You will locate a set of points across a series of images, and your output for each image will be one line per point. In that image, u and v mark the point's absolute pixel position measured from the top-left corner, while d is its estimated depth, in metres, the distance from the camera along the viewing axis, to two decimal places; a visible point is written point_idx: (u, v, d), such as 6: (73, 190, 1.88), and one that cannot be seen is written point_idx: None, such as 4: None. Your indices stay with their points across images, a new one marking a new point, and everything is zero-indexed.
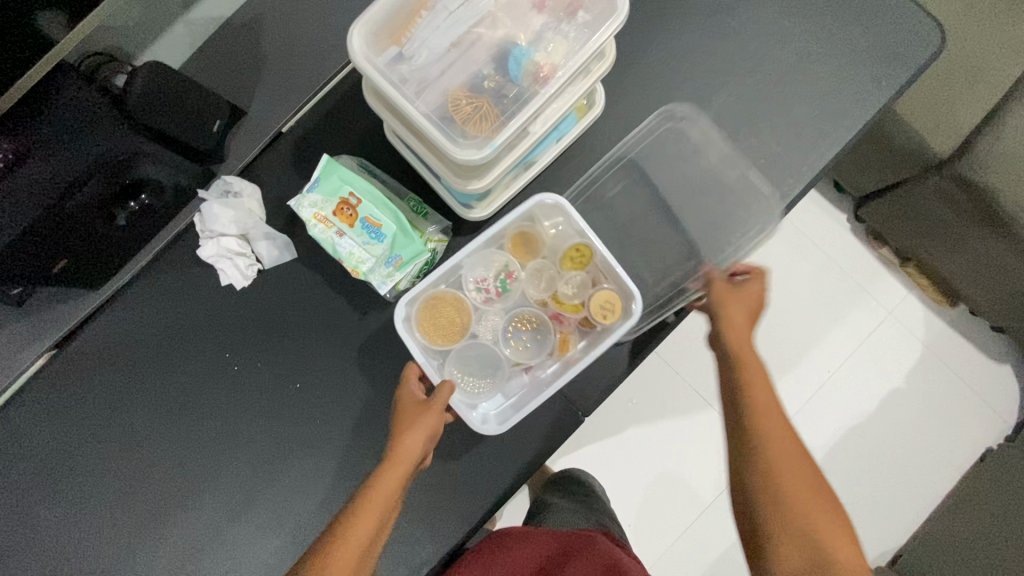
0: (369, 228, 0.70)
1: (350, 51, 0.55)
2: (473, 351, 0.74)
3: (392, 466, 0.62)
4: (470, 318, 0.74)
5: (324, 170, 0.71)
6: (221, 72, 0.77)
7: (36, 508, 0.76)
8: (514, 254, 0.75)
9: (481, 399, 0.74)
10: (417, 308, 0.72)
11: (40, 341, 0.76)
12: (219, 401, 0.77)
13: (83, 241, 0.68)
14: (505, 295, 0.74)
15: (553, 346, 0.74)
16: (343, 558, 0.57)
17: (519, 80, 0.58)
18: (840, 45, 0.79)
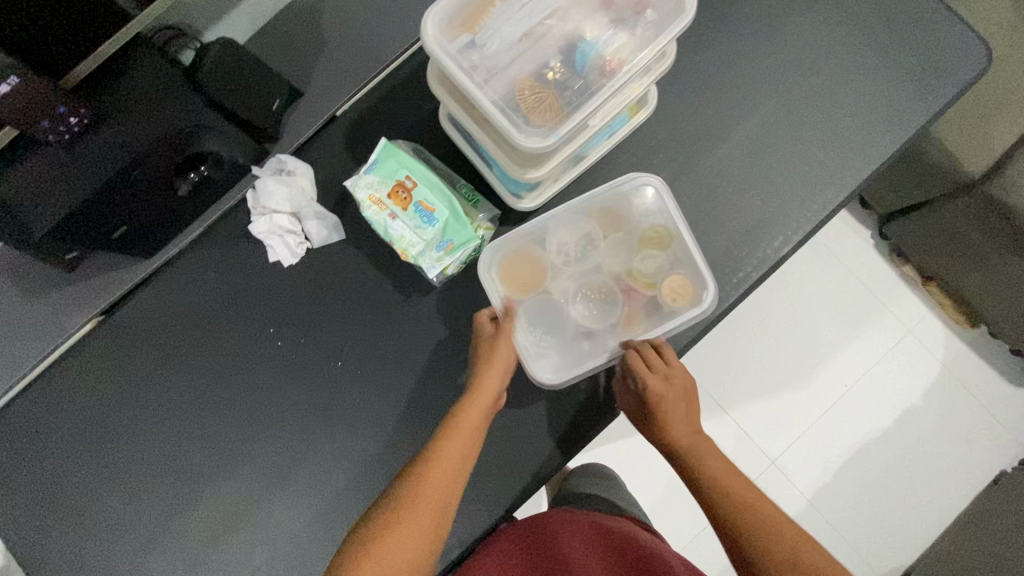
0: (423, 212, 0.73)
1: (425, 36, 0.57)
2: (541, 309, 0.76)
3: (475, 398, 0.67)
4: (546, 276, 0.76)
5: (382, 153, 0.74)
6: (280, 52, 0.79)
7: (75, 469, 0.77)
8: (599, 225, 0.77)
9: (541, 353, 0.75)
10: (500, 257, 0.75)
11: (88, 306, 0.78)
12: (260, 375, 0.78)
13: (141, 209, 0.70)
14: (584, 261, 0.77)
15: (618, 318, 0.76)
16: (435, 481, 0.63)
17: (584, 74, 0.59)
18: (888, 59, 0.81)
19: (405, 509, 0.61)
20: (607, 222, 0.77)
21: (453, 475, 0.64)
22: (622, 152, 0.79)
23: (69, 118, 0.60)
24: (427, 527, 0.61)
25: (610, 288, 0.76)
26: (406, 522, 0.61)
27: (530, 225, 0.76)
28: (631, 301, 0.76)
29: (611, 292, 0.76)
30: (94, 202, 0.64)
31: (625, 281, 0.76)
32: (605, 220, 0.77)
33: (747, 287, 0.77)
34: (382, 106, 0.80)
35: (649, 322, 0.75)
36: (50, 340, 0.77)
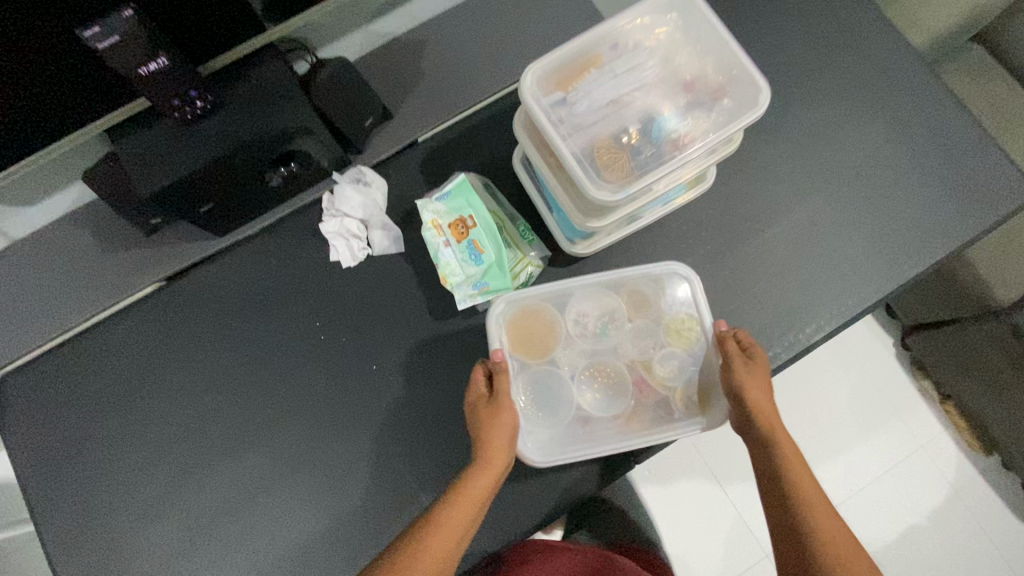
0: (473, 252, 0.78)
1: (524, 86, 0.64)
2: (546, 379, 0.76)
3: (481, 470, 0.66)
4: (559, 344, 0.78)
5: (457, 186, 0.79)
6: (379, 78, 0.87)
7: (103, 421, 0.80)
8: (625, 305, 0.80)
9: (536, 421, 0.75)
10: (519, 314, 0.77)
11: (153, 271, 0.83)
12: (297, 363, 0.82)
13: (232, 189, 0.75)
14: (601, 338, 0.78)
15: (621, 405, 0.76)
16: (432, 554, 0.60)
17: (659, 143, 0.65)
18: (935, 180, 0.86)
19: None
20: (634, 304, 0.79)
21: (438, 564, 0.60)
22: (672, 221, 0.85)
23: (196, 99, 0.66)
24: None
25: (621, 375, 0.77)
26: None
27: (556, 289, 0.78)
28: (639, 395, 0.77)
29: (619, 378, 0.77)
30: (199, 175, 0.69)
31: (639, 371, 0.77)
32: (633, 302, 0.80)
33: (774, 367, 0.80)
34: (460, 139, 0.87)
35: (653, 423, 0.75)
36: (113, 295, 0.82)
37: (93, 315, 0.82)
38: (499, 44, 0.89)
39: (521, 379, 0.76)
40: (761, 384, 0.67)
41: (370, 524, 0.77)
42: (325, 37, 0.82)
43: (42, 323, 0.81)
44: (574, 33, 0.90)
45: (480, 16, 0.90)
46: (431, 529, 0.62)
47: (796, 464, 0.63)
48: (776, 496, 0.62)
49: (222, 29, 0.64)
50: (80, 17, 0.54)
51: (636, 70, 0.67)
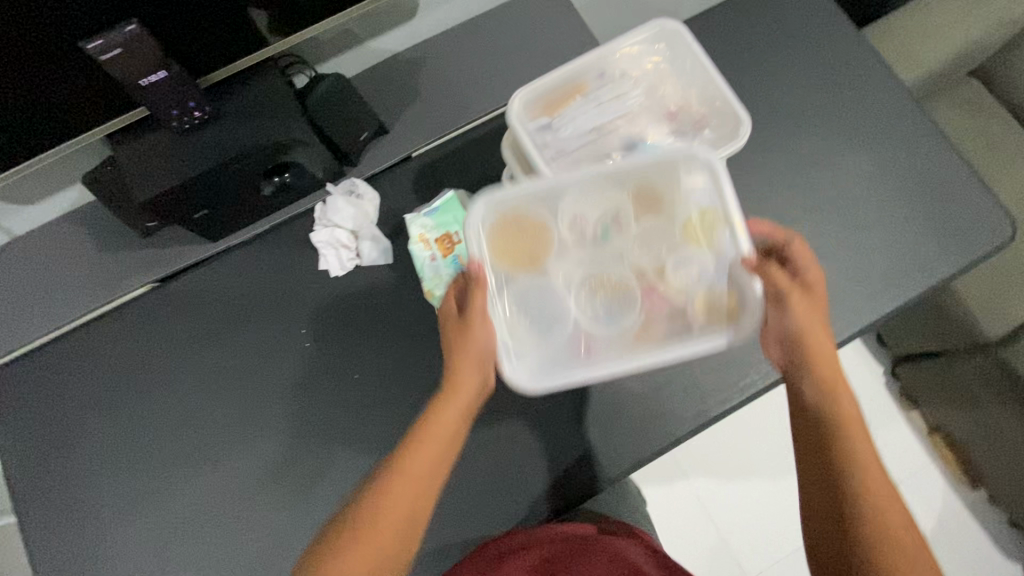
0: (458, 265, 0.80)
1: (510, 109, 0.67)
2: (537, 294, 0.71)
3: (450, 399, 0.64)
4: (551, 253, 0.72)
5: (445, 203, 0.82)
6: (377, 93, 0.89)
7: (89, 418, 0.82)
8: (631, 204, 0.72)
9: (525, 345, 0.69)
10: (507, 226, 0.71)
11: (147, 271, 0.85)
12: (280, 370, 0.83)
13: (225, 197, 0.77)
14: (602, 241, 0.72)
15: (626, 320, 0.70)
16: (402, 494, 0.61)
17: None
18: (919, 215, 0.87)
19: (346, 551, 0.58)
20: (642, 206, 0.72)
21: (409, 498, 0.61)
22: None
23: (194, 111, 0.68)
24: (392, 538, 0.60)
25: (625, 287, 0.71)
26: (352, 563, 0.58)
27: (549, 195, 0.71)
28: (647, 306, 0.70)
29: (624, 293, 0.71)
30: (193, 184, 0.71)
31: (647, 282, 0.71)
32: (640, 204, 0.72)
33: (751, 394, 0.80)
34: (453, 156, 0.89)
35: (666, 339, 0.68)
36: (108, 293, 0.84)
37: (86, 312, 0.84)
38: (496, 65, 0.91)
39: (508, 296, 0.70)
40: (820, 336, 0.63)
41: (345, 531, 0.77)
42: (326, 53, 0.85)
43: (38, 317, 0.84)
44: (569, 57, 0.92)
45: (479, 37, 0.92)
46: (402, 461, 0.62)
47: (855, 423, 0.60)
48: (827, 449, 0.60)
49: (224, 46, 0.66)
50: (85, 32, 0.56)
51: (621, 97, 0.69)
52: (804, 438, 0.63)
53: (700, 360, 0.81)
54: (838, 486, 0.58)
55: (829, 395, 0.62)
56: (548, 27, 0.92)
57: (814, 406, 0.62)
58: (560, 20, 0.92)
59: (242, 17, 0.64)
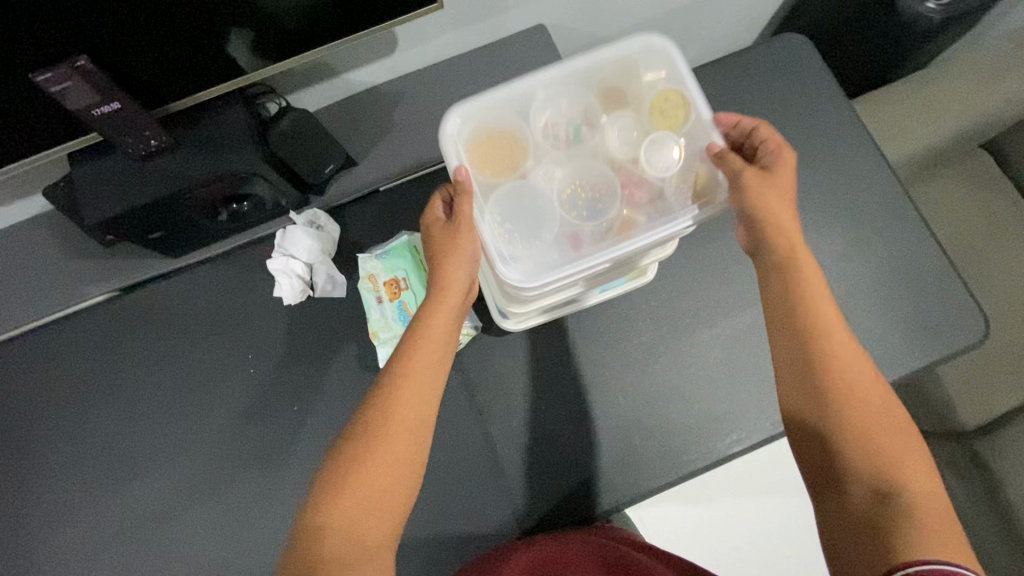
0: (404, 313, 0.80)
1: (443, 133, 0.62)
2: (519, 196, 0.62)
3: (438, 303, 0.64)
4: (527, 153, 0.64)
5: (397, 247, 0.82)
6: (352, 125, 0.90)
7: (34, 420, 0.83)
8: (601, 101, 0.65)
9: (515, 259, 0.60)
10: (476, 132, 0.64)
11: (103, 283, 0.86)
12: (224, 393, 0.83)
13: (180, 221, 0.78)
14: (579, 142, 0.64)
15: (613, 221, 0.61)
16: (405, 401, 0.62)
17: (598, 221, 0.62)
18: (887, 305, 0.85)
19: (369, 455, 0.59)
20: (610, 97, 0.65)
21: (422, 395, 0.63)
22: (612, 307, 0.85)
23: (150, 140, 0.69)
24: (400, 451, 0.60)
25: (605, 181, 0.63)
26: (379, 464, 0.59)
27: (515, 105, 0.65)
28: (626, 200, 0.62)
29: (606, 185, 0.62)
30: (145, 209, 0.72)
31: (624, 172, 0.63)
32: (607, 98, 0.65)
33: (688, 472, 0.79)
34: (420, 195, 0.89)
35: (647, 224, 0.60)
36: (64, 302, 0.85)
37: (40, 319, 0.85)
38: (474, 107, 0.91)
39: (489, 207, 0.62)
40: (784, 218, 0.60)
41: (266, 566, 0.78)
42: (303, 83, 0.85)
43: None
44: None
45: (458, 76, 0.92)
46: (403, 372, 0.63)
47: (827, 328, 0.60)
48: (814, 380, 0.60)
49: (188, 79, 0.67)
50: (36, 66, 0.57)
51: (552, 129, 0.65)
52: (781, 369, 0.63)
53: (641, 431, 0.80)
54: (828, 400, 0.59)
55: (796, 297, 0.61)
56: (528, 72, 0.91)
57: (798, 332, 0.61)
58: (541, 67, 0.91)
59: (216, 48, 0.64)
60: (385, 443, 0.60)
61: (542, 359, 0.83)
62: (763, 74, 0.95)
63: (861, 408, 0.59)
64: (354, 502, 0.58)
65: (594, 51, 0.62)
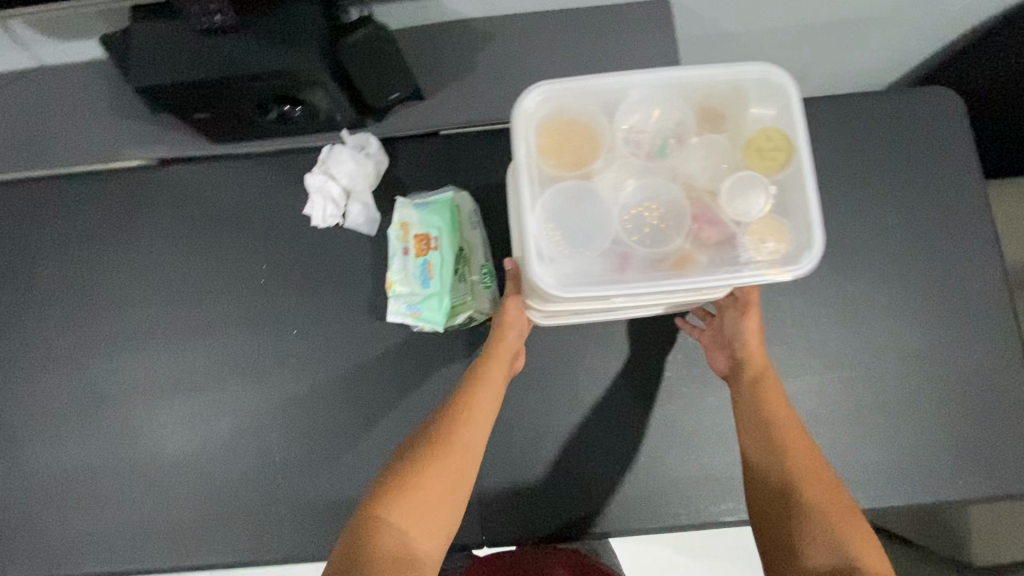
0: (423, 272, 0.72)
1: (516, 105, 0.50)
2: (575, 197, 0.51)
3: (502, 346, 0.69)
4: (599, 152, 0.52)
5: (438, 203, 0.73)
6: (432, 56, 0.82)
7: (47, 263, 0.83)
8: (700, 119, 0.53)
9: (549, 265, 0.49)
10: (549, 110, 0.52)
11: (137, 146, 0.82)
12: (229, 295, 0.81)
13: (228, 109, 0.73)
14: (661, 156, 0.52)
15: (669, 256, 0.50)
16: (465, 430, 0.63)
17: (654, 249, 0.50)
18: (946, 423, 0.76)
19: (430, 462, 0.61)
20: (707, 114, 0.53)
21: (483, 419, 0.65)
22: (644, 333, 0.78)
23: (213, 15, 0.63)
24: (453, 474, 0.61)
25: (677, 207, 0.51)
26: (436, 475, 0.60)
27: (599, 91, 0.52)
28: (692, 237, 0.51)
29: (676, 212, 0.51)
30: (194, 86, 0.68)
31: (699, 204, 0.51)
32: (708, 116, 0.53)
33: (667, 525, 0.74)
34: (480, 153, 0.83)
35: (708, 272, 0.49)
36: (96, 154, 0.82)
37: (74, 165, 0.83)
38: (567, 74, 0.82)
39: (539, 199, 0.50)
40: (752, 345, 0.68)
41: (223, 475, 0.77)
42: None
43: (28, 153, 0.83)
44: None
45: (559, 37, 0.82)
46: (466, 404, 0.65)
47: (785, 434, 0.64)
48: (763, 464, 0.63)
49: None
50: None
51: (635, 135, 0.53)
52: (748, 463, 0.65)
53: (630, 469, 0.76)
54: (773, 478, 0.62)
55: (756, 391, 0.66)
56: (635, 57, 0.82)
57: (754, 418, 0.65)
58: (650, 54, 0.81)
59: None
60: (443, 463, 0.61)
61: (554, 363, 0.78)
62: (898, 128, 0.82)
63: (796, 477, 0.61)
64: (411, 507, 0.58)
65: (713, 60, 0.49)
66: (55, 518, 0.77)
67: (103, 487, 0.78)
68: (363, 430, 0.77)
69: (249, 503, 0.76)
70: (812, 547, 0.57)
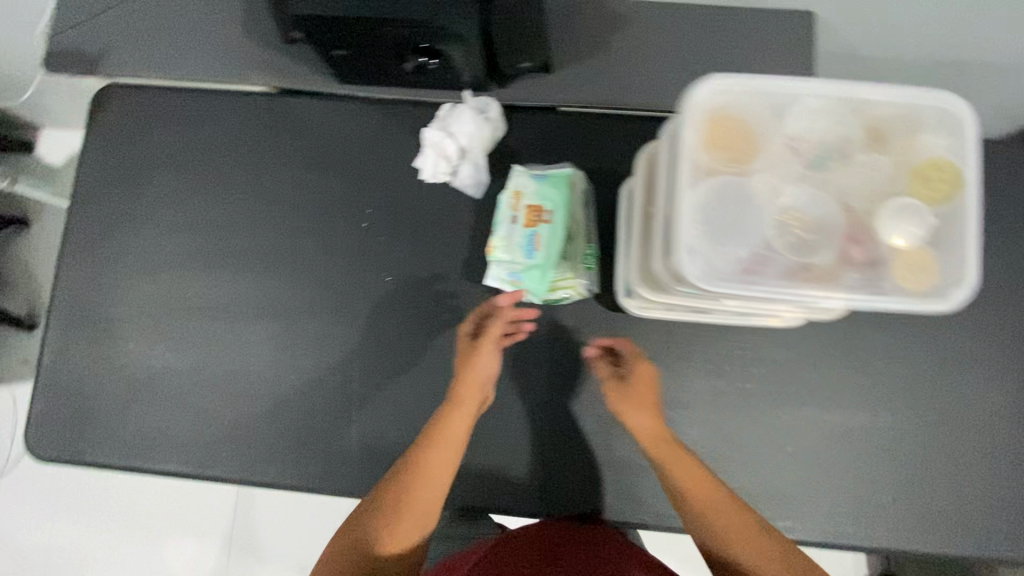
0: (530, 243, 0.73)
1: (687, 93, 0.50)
2: (728, 194, 0.50)
3: (465, 400, 0.70)
4: (759, 152, 0.51)
5: (556, 177, 0.73)
6: (565, 31, 0.81)
7: (157, 171, 0.85)
8: (867, 136, 0.52)
9: (690, 256, 0.50)
10: (717, 101, 0.51)
11: (265, 72, 0.84)
12: (329, 231, 0.82)
13: (365, 48, 0.74)
14: (821, 167, 0.51)
15: (813, 267, 0.50)
16: (421, 490, 0.66)
17: (800, 257, 0.50)
18: (1014, 480, 0.76)
19: (386, 524, 0.64)
20: (875, 134, 0.52)
21: (437, 480, 0.67)
22: (730, 340, 0.78)
23: None
24: (410, 535, 0.65)
25: (830, 220, 0.50)
26: (390, 536, 0.64)
27: (771, 92, 0.51)
28: (840, 253, 0.50)
29: (827, 225, 0.50)
30: (343, 20, 0.68)
31: (851, 222, 0.51)
32: (876, 135, 0.52)
33: None
34: (596, 134, 0.82)
35: (852, 290, 0.48)
36: (222, 73, 0.83)
37: (200, 79, 0.85)
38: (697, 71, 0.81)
39: (693, 188, 0.50)
40: (647, 420, 0.69)
41: (298, 402, 0.80)
42: None
43: (158, 60, 0.85)
44: None
45: (696, 35, 0.82)
46: (418, 465, 0.67)
47: (714, 504, 0.65)
48: (718, 553, 0.64)
49: None
50: None
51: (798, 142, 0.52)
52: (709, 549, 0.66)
53: None
54: (731, 561, 0.63)
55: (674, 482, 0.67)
56: (767, 69, 0.81)
57: (689, 508, 0.66)
58: (784, 66, 0.81)
59: None
60: (392, 527, 0.64)
61: (637, 354, 0.78)
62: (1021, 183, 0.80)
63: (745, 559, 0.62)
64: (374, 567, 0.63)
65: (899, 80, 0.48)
66: (134, 414, 0.81)
67: (182, 393, 0.81)
68: (440, 386, 0.79)
69: (319, 434, 0.79)
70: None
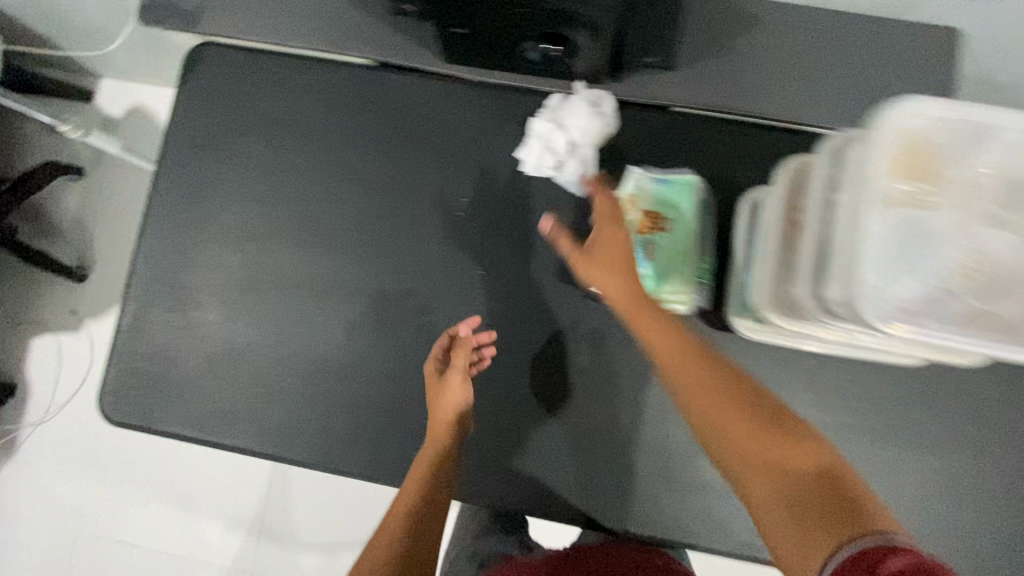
0: (643, 250, 0.69)
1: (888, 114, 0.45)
2: (914, 229, 0.46)
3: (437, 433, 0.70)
4: (950, 185, 0.47)
5: (680, 183, 0.69)
6: (698, 21, 0.74)
7: (250, 139, 0.82)
8: None
9: (872, 295, 0.45)
10: (914, 125, 0.46)
11: (372, 43, 0.79)
12: (425, 217, 0.80)
13: (489, 28, 0.69)
14: (1014, 207, 0.47)
15: (1001, 316, 0.46)
16: (412, 525, 0.65)
17: (986, 304, 0.46)
18: None
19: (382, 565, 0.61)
20: None
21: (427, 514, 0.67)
22: (841, 373, 0.73)
23: None
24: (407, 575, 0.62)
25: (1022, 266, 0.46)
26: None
27: (973, 119, 0.46)
28: None
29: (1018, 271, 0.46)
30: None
31: None
32: None
33: None
34: (717, 140, 0.77)
35: None
36: (325, 39, 0.79)
37: (294, 46, 0.80)
38: (839, 78, 0.74)
39: (880, 220, 0.46)
40: (608, 273, 0.64)
41: (381, 392, 0.77)
42: None
43: (254, 19, 0.80)
44: None
45: (842, 38, 0.74)
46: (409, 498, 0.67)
47: (716, 386, 0.56)
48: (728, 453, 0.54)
49: None
50: None
51: (990, 177, 0.47)
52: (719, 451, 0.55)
53: None
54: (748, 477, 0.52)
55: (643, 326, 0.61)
56: (920, 81, 0.74)
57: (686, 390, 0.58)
58: (939, 80, 0.73)
59: None
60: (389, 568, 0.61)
61: None
62: None
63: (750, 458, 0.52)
64: None
65: None
66: (210, 387, 0.78)
67: (261, 371, 0.78)
68: (529, 389, 0.76)
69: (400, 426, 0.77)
70: (771, 507, 0.50)
